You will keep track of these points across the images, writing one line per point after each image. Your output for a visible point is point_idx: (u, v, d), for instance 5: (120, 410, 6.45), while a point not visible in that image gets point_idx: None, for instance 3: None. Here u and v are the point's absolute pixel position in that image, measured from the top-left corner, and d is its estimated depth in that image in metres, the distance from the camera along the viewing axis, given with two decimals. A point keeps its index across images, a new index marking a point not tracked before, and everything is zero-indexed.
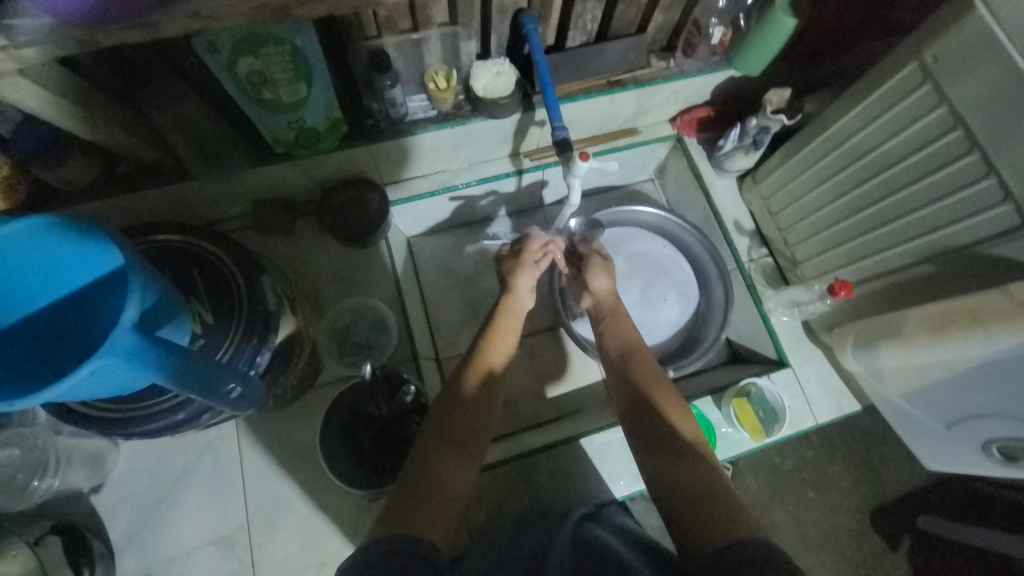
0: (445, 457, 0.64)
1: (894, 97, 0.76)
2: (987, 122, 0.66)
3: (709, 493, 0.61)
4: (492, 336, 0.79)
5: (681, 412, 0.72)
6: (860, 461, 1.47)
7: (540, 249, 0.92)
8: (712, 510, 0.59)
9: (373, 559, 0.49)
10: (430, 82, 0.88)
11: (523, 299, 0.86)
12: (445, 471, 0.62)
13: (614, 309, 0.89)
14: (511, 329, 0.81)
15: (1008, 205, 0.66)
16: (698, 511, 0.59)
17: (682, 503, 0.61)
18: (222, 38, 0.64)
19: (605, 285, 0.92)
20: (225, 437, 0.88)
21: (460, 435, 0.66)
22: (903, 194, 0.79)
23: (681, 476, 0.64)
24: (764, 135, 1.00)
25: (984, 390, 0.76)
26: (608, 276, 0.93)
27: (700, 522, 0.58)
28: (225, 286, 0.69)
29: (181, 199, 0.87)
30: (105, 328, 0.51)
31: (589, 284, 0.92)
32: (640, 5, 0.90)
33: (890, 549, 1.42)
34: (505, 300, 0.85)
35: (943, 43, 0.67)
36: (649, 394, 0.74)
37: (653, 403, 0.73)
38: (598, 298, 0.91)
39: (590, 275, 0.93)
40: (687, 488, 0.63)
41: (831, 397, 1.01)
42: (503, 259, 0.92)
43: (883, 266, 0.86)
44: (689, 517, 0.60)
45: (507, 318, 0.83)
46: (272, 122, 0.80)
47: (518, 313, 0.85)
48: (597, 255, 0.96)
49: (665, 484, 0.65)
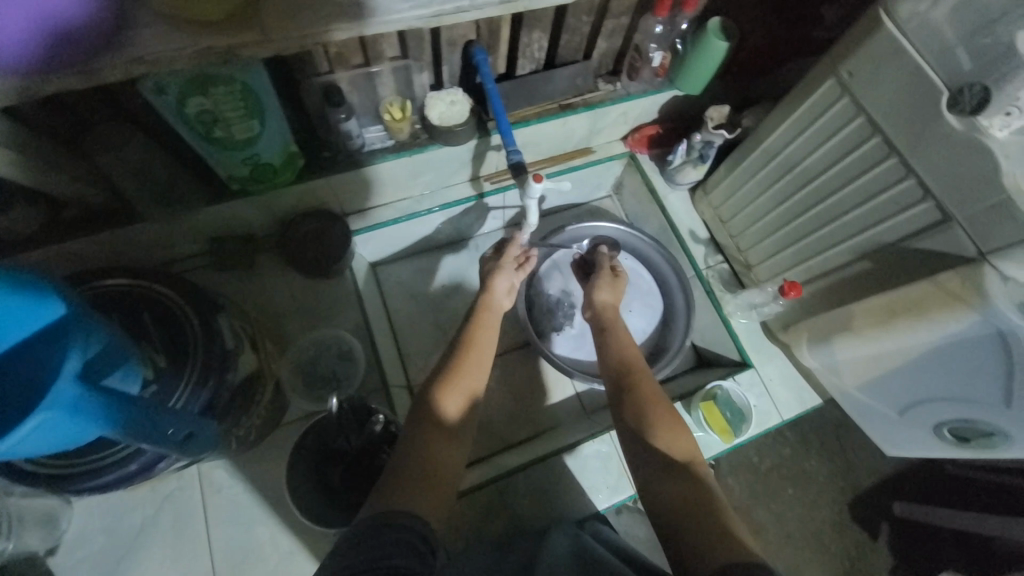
0: (418, 486, 0.63)
1: (818, 109, 0.82)
2: (899, 128, 0.72)
3: (690, 506, 0.63)
4: (473, 333, 0.83)
5: (673, 427, 0.73)
6: (833, 454, 1.52)
7: (521, 254, 0.95)
8: (701, 532, 0.60)
9: (366, 535, 0.53)
10: (386, 114, 0.90)
11: (500, 300, 0.90)
12: (440, 471, 0.67)
13: (613, 319, 0.91)
14: (487, 328, 0.84)
15: (929, 202, 0.72)
16: (687, 524, 0.61)
17: (672, 520, 0.63)
18: (169, 80, 0.64)
19: (609, 299, 0.95)
20: (187, 485, 0.84)
21: (432, 465, 0.66)
22: (837, 197, 0.84)
23: (670, 492, 0.66)
24: (709, 149, 1.07)
25: (932, 376, 0.80)
26: (613, 292, 0.96)
27: (693, 545, 0.59)
28: (177, 328, 0.67)
29: (132, 241, 0.85)
30: (36, 383, 0.48)
31: (593, 295, 0.96)
32: (583, 33, 0.95)
33: (872, 539, 1.45)
34: (483, 299, 0.89)
35: (855, 59, 0.73)
36: (637, 407, 0.76)
37: (638, 414, 0.75)
38: (600, 310, 0.93)
39: (595, 287, 0.96)
40: (677, 502, 0.64)
41: (794, 392, 1.05)
42: (486, 261, 0.96)
43: (827, 265, 0.91)
44: (677, 537, 0.61)
45: (486, 315, 0.87)
46: (225, 159, 0.79)
47: (496, 311, 0.88)
48: (607, 271, 1.00)
49: (655, 498, 0.66)
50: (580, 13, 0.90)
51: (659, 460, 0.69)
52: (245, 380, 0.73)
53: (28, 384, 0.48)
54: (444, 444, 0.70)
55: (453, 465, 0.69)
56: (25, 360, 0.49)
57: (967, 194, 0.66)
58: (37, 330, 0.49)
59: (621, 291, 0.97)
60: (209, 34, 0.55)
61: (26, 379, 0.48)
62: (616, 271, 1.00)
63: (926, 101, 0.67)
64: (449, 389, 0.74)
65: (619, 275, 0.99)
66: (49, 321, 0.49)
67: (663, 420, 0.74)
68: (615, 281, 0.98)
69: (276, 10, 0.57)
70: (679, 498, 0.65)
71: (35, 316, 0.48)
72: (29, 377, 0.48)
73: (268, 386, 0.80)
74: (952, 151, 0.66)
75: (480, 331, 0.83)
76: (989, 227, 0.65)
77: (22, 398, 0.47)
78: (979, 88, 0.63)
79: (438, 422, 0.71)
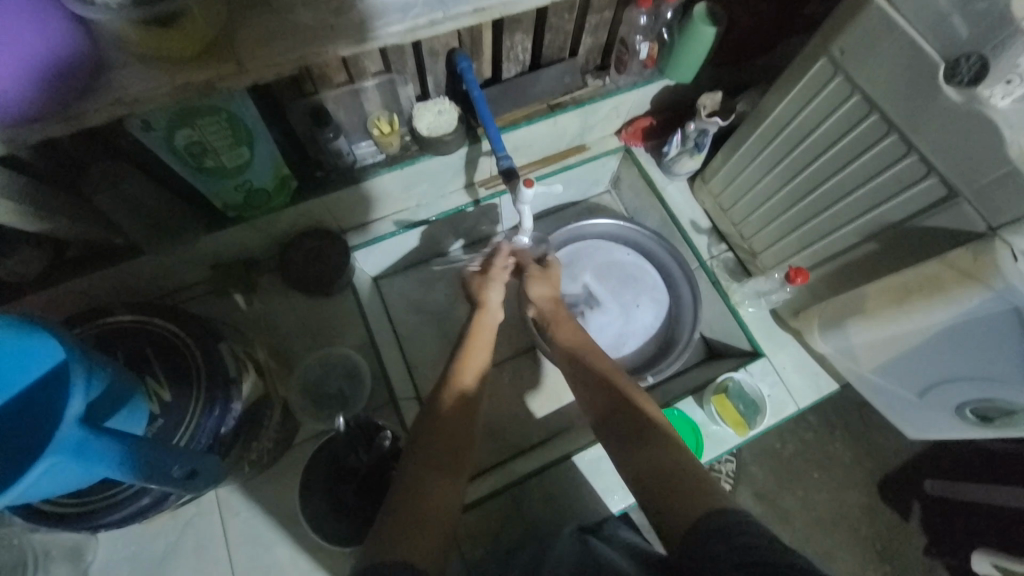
0: (425, 516, 0.62)
1: (812, 89, 0.80)
2: (896, 103, 0.69)
3: (669, 472, 0.63)
4: (468, 351, 0.84)
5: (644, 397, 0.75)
6: (857, 436, 1.48)
7: (504, 262, 0.95)
8: (673, 491, 0.61)
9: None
10: (374, 129, 0.90)
11: (493, 314, 0.91)
12: (437, 499, 0.65)
13: (555, 316, 0.94)
14: (481, 349, 0.85)
15: (932, 178, 0.69)
16: (664, 490, 0.61)
17: (649, 482, 0.63)
18: (155, 117, 0.65)
19: (547, 292, 0.96)
20: (205, 511, 0.86)
21: (427, 501, 0.64)
22: (838, 178, 0.82)
23: (640, 458, 0.67)
24: (704, 138, 1.04)
25: (951, 355, 0.77)
26: (548, 285, 0.96)
27: (670, 500, 0.60)
28: (182, 361, 0.68)
29: (135, 274, 0.86)
30: (39, 429, 0.49)
31: (528, 292, 0.96)
32: (566, 31, 0.94)
33: (903, 520, 1.41)
34: (477, 316, 0.89)
35: (847, 35, 0.71)
36: (621, 387, 0.77)
37: (626, 397, 0.75)
38: (540, 307, 0.95)
39: (529, 284, 0.96)
40: (655, 468, 0.64)
41: (809, 379, 1.03)
42: (470, 279, 0.95)
43: (833, 248, 0.89)
44: (654, 495, 0.62)
45: (483, 333, 0.87)
46: (218, 187, 0.80)
47: (491, 328, 0.89)
48: (533, 265, 0.98)
49: (634, 468, 0.66)
50: (560, 11, 0.88)
51: (629, 426, 0.71)
52: (252, 406, 0.74)
53: (34, 432, 0.48)
54: (449, 455, 0.70)
55: (456, 479, 0.69)
56: (31, 411, 0.50)
57: (973, 168, 0.64)
58: (33, 378, 0.50)
59: (556, 283, 0.97)
60: (184, 71, 0.55)
61: (30, 428, 0.49)
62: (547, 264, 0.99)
63: (923, 74, 0.65)
64: (449, 410, 0.75)
65: (549, 266, 0.99)
66: (45, 366, 0.50)
67: (636, 391, 0.76)
68: (548, 273, 0.98)
69: (249, 40, 0.57)
70: (658, 460, 0.65)
71: (28, 363, 0.49)
72: (35, 425, 0.49)
73: (277, 409, 0.80)
74: (953, 124, 0.64)
75: (474, 350, 0.84)
76: (998, 200, 0.63)
77: (27, 446, 0.47)
78: (976, 57, 0.61)
79: (442, 437, 0.71)
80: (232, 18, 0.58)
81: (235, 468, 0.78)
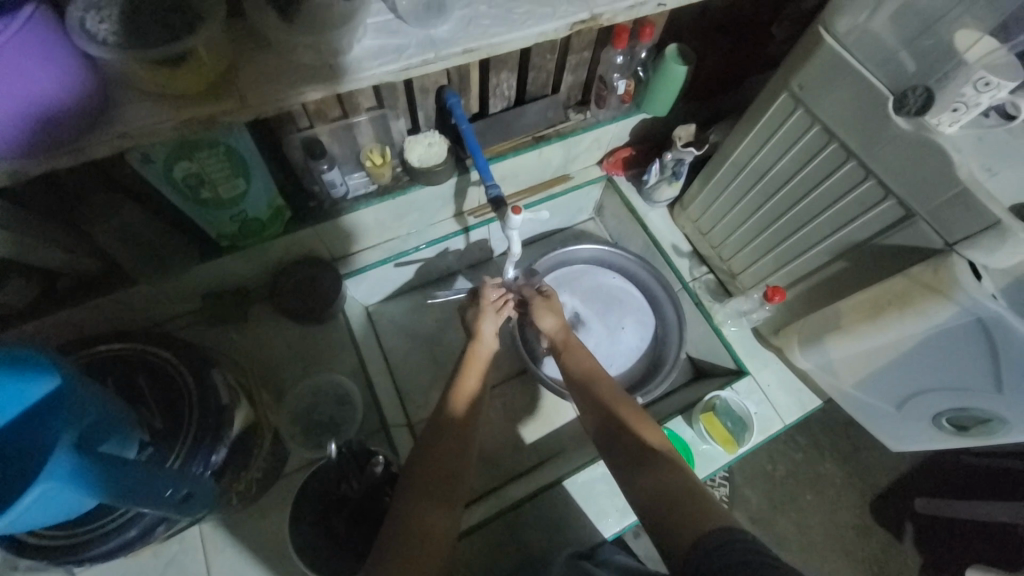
0: (414, 548, 0.64)
1: (777, 121, 0.86)
2: (852, 133, 0.75)
3: (669, 492, 0.65)
4: (462, 380, 0.85)
5: (644, 422, 0.77)
6: (846, 455, 1.50)
7: (499, 298, 0.97)
8: (676, 508, 0.62)
9: None
10: (367, 160, 0.94)
11: (488, 344, 0.91)
12: (428, 526, 0.66)
13: (567, 343, 0.94)
14: (475, 378, 0.86)
15: (891, 200, 0.74)
16: (669, 508, 0.62)
17: (657, 508, 0.64)
18: (156, 150, 0.67)
19: (555, 322, 0.97)
20: (189, 548, 0.83)
21: (420, 534, 0.65)
22: (806, 202, 0.87)
23: (648, 479, 0.68)
24: (681, 167, 1.11)
25: (924, 366, 0.81)
26: (554, 315, 0.97)
27: (675, 520, 0.60)
28: (174, 388, 0.68)
29: (127, 303, 0.86)
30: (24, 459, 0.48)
31: (538, 324, 0.98)
32: (549, 70, 1.00)
33: (897, 539, 1.42)
34: (471, 347, 0.90)
35: (804, 72, 0.78)
36: (615, 409, 0.79)
37: (621, 421, 0.77)
38: (552, 337, 0.97)
39: (537, 317, 0.98)
40: (659, 490, 0.66)
41: (793, 396, 1.06)
42: (466, 308, 0.98)
43: (807, 266, 0.93)
44: (655, 514, 0.63)
45: (476, 364, 0.88)
46: (213, 218, 0.82)
47: (485, 358, 0.89)
48: (539, 296, 1.00)
49: (637, 494, 0.68)
50: (543, 52, 0.95)
51: (632, 454, 0.73)
52: (243, 434, 0.73)
53: (23, 461, 0.48)
54: (439, 488, 0.70)
55: (445, 509, 0.69)
56: (18, 442, 0.49)
57: (925, 190, 0.69)
58: (19, 412, 0.49)
59: (562, 311, 0.99)
60: (189, 107, 0.58)
61: (18, 457, 0.48)
62: (548, 293, 1.01)
63: (874, 106, 0.71)
64: (435, 435, 0.76)
65: (549, 295, 1.00)
66: (34, 397, 0.49)
67: (636, 417, 0.78)
68: (551, 302, 1.00)
69: (252, 78, 0.61)
70: (657, 485, 0.67)
71: (20, 394, 0.49)
72: (25, 455, 0.48)
73: (266, 436, 0.79)
74: (906, 151, 0.69)
75: (466, 381, 0.84)
76: (949, 218, 0.68)
77: (16, 471, 0.47)
78: (922, 89, 0.68)
79: (433, 463, 0.73)
80: (238, 58, 0.61)
81: (223, 500, 0.76)
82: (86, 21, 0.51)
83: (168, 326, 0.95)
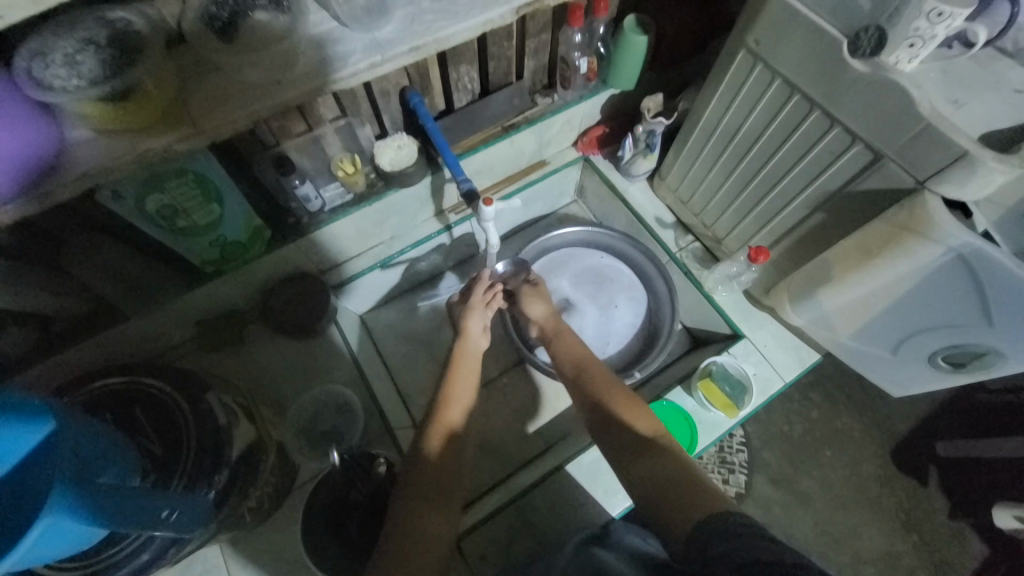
0: (415, 557, 0.66)
1: (739, 80, 0.85)
2: (812, 83, 0.74)
3: (666, 481, 0.66)
4: (453, 381, 0.85)
5: (634, 409, 0.78)
6: (860, 406, 1.49)
7: (487, 291, 0.98)
8: (670, 497, 0.63)
9: None
10: (339, 170, 0.94)
11: (476, 341, 0.92)
12: (427, 532, 0.69)
13: (557, 330, 0.95)
14: (461, 371, 0.87)
15: (858, 145, 0.73)
16: (667, 496, 0.64)
17: (653, 497, 0.65)
18: (125, 186, 0.69)
19: (543, 309, 0.98)
20: (213, 566, 0.85)
21: (415, 542, 0.68)
22: (778, 158, 0.86)
23: (649, 468, 0.69)
24: (653, 138, 1.10)
25: (916, 309, 0.80)
26: (543, 301, 0.99)
27: (674, 510, 0.61)
28: (172, 415, 0.70)
29: (123, 338, 0.89)
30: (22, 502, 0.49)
31: (528, 313, 0.98)
32: (509, 57, 0.99)
33: (922, 485, 1.41)
34: (459, 345, 0.91)
35: (758, 28, 0.77)
36: (611, 401, 0.79)
37: (610, 409, 0.78)
38: (542, 325, 0.97)
39: (526, 305, 0.99)
40: (658, 478, 0.67)
41: (791, 354, 1.05)
42: (454, 307, 1.00)
43: (787, 223, 0.92)
44: (654, 501, 0.64)
45: (465, 361, 0.89)
46: (194, 246, 0.84)
47: (474, 354, 0.90)
48: (526, 284, 1.02)
49: (638, 480, 0.68)
50: (500, 40, 0.94)
51: (630, 442, 0.74)
52: (245, 453, 0.74)
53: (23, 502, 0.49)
54: (434, 499, 0.72)
55: (439, 512, 0.71)
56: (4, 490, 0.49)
57: (890, 131, 0.68)
58: (9, 468, 0.50)
59: (550, 297, 1.00)
60: (144, 140, 0.59)
61: (12, 497, 0.49)
62: (536, 281, 1.03)
63: (830, 54, 0.70)
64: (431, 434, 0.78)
65: (537, 283, 1.02)
66: (26, 448, 0.50)
67: (624, 404, 0.78)
68: (538, 289, 1.01)
69: (203, 102, 0.62)
70: (656, 472, 0.67)
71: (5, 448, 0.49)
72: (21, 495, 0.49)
73: (271, 452, 0.81)
74: (870, 94, 0.68)
75: (457, 382, 0.85)
76: (917, 157, 0.67)
77: (14, 512, 0.48)
78: (873, 29, 0.67)
79: (428, 468, 0.75)
80: (186, 87, 0.62)
81: (236, 518, 0.78)
82: (30, 67, 0.52)
83: (168, 355, 0.98)
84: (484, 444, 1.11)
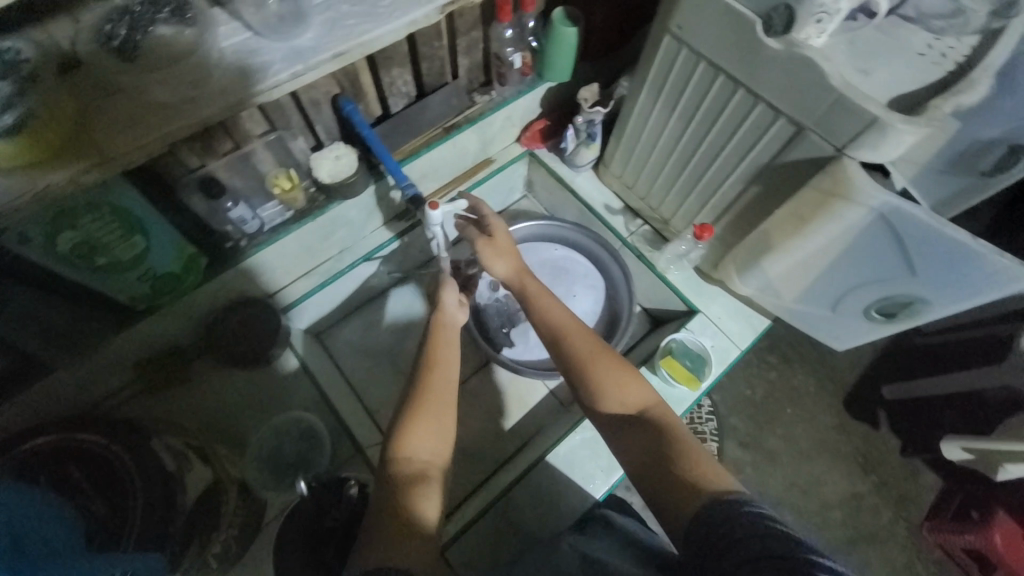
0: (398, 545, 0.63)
1: (667, 65, 0.88)
2: (733, 64, 0.77)
3: (656, 460, 0.66)
4: (434, 350, 0.85)
5: (629, 382, 0.77)
6: (813, 362, 1.59)
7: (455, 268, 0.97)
8: (665, 478, 0.63)
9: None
10: (275, 187, 0.88)
11: (453, 314, 0.92)
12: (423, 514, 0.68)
13: (523, 291, 0.91)
14: (443, 343, 0.86)
15: (781, 120, 0.77)
16: (661, 476, 0.64)
17: (649, 478, 0.65)
18: (30, 226, 0.62)
19: (509, 266, 0.93)
20: None
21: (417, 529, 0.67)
22: (711, 136, 0.89)
23: (636, 445, 0.70)
24: (594, 127, 1.11)
25: (851, 267, 0.86)
26: (504, 260, 0.93)
27: (670, 491, 0.61)
28: (114, 469, 0.75)
29: (52, 392, 0.82)
30: None
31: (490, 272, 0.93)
32: (442, 57, 0.97)
33: (875, 429, 1.52)
34: (437, 317, 0.90)
35: (679, 13, 0.79)
36: (597, 377, 0.77)
37: (596, 384, 0.77)
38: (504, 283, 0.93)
39: (487, 262, 0.93)
40: (650, 458, 0.67)
41: (744, 321, 1.10)
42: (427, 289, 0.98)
43: (726, 199, 0.95)
44: (652, 480, 0.64)
45: (444, 330, 0.88)
46: (121, 284, 0.77)
47: (452, 327, 0.90)
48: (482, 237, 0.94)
49: (633, 456, 0.69)
50: (429, 40, 0.92)
51: (621, 418, 0.74)
52: (200, 494, 0.81)
53: None
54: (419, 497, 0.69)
55: (429, 502, 0.69)
56: None
57: (807, 104, 0.72)
58: None
59: (511, 253, 0.94)
60: (45, 176, 0.54)
61: None
62: (491, 233, 0.95)
63: (748, 33, 0.73)
64: (410, 429, 0.74)
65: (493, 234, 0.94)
66: None
67: (616, 375, 0.77)
68: (494, 243, 0.94)
69: (109, 130, 0.57)
70: (649, 449, 0.68)
71: None
72: None
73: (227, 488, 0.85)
74: (783, 71, 0.72)
75: (442, 347, 0.85)
76: (834, 125, 0.71)
77: None
78: (783, 8, 0.70)
79: (412, 473, 0.71)
80: (88, 114, 0.57)
81: None
82: None
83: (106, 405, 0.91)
84: (461, 450, 1.10)
